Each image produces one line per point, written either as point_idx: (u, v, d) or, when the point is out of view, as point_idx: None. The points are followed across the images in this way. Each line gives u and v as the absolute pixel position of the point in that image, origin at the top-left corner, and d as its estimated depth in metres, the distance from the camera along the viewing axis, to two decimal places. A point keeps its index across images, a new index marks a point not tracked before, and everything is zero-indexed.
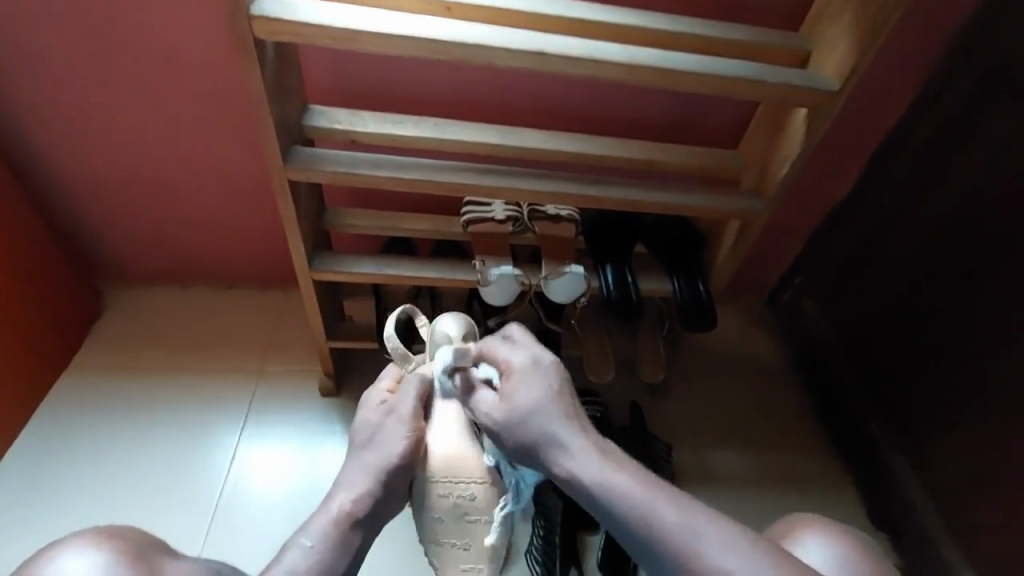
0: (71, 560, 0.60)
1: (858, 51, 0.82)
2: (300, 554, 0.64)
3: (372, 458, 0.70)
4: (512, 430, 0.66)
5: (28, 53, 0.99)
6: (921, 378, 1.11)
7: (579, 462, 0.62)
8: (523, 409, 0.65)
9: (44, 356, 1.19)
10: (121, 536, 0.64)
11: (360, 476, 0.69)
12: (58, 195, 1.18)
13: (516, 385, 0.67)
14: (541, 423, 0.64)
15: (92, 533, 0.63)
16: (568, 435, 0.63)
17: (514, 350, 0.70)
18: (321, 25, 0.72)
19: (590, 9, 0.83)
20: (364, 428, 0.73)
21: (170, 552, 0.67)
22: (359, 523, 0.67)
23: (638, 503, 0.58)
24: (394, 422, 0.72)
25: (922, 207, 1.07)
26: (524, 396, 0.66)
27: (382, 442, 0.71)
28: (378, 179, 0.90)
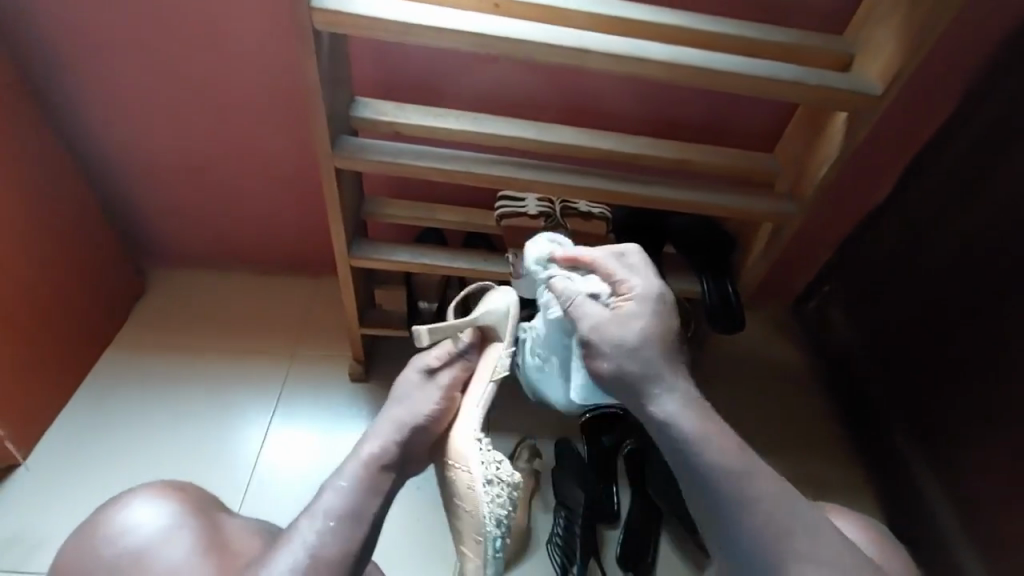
0: (141, 507, 0.75)
1: (903, 55, 0.82)
2: (335, 495, 0.69)
3: (401, 411, 0.76)
4: (616, 353, 0.69)
5: (94, 40, 1.04)
6: (953, 391, 1.09)
7: (672, 412, 0.69)
8: (631, 335, 0.70)
9: (91, 329, 1.25)
10: (182, 490, 0.79)
11: (389, 425, 0.75)
12: (112, 177, 1.24)
13: (632, 307, 0.71)
14: (649, 353, 0.69)
15: (159, 485, 0.79)
16: (671, 374, 0.70)
17: (635, 271, 0.73)
18: (376, 19, 0.75)
19: (634, 8, 0.85)
20: (403, 385, 0.78)
21: (225, 509, 0.80)
22: (386, 467, 0.72)
23: (727, 458, 0.67)
24: (428, 385, 0.78)
25: (959, 216, 1.06)
26: (636, 325, 0.70)
27: (415, 399, 0.76)
28: (419, 169, 0.93)
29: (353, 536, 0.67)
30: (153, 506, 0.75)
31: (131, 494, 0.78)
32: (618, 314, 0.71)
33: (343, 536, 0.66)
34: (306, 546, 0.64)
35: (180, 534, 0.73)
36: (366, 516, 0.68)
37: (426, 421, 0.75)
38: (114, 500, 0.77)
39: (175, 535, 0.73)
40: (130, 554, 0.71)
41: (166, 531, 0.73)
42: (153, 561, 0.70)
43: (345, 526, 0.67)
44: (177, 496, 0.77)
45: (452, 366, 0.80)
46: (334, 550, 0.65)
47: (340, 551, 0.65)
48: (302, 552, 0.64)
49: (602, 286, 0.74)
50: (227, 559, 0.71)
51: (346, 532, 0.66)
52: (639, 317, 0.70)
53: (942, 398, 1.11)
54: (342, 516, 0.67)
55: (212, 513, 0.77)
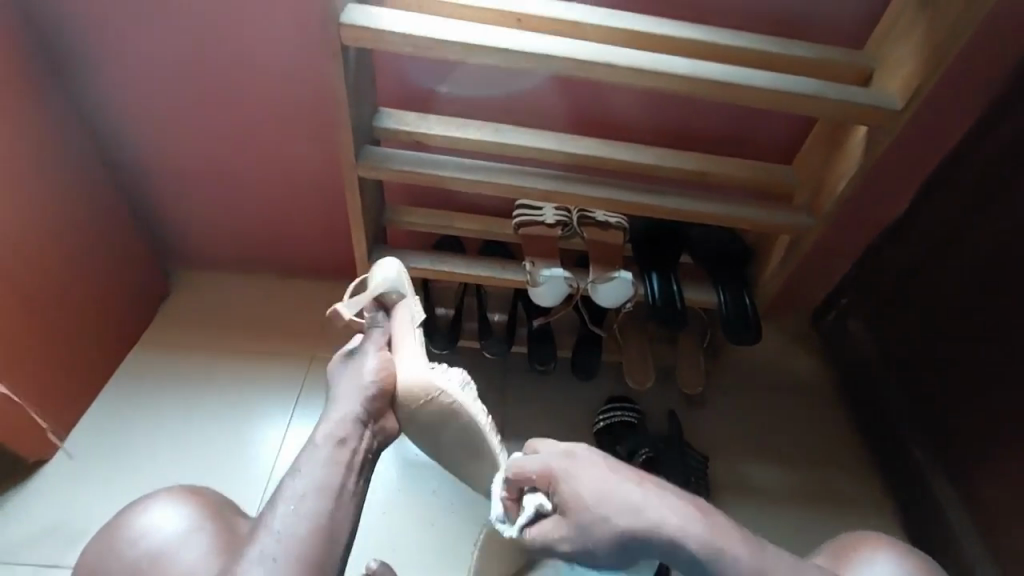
0: (161, 511, 0.78)
1: (924, 71, 0.82)
2: (299, 479, 0.71)
3: (348, 385, 0.79)
4: (595, 527, 0.62)
5: (131, 51, 1.08)
6: (973, 407, 1.07)
7: (681, 526, 0.61)
8: (588, 504, 0.63)
9: (119, 330, 1.28)
10: (200, 493, 0.81)
11: (341, 401, 0.78)
12: (142, 182, 1.27)
13: (574, 475, 0.65)
14: (614, 496, 0.63)
15: (178, 490, 0.81)
16: (650, 501, 0.63)
17: (547, 454, 0.69)
18: (402, 34, 0.78)
19: (654, 23, 0.86)
20: (340, 367, 0.82)
21: (241, 514, 0.81)
22: (344, 440, 0.74)
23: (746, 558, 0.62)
24: (361, 355, 0.82)
25: (980, 230, 1.05)
26: (586, 483, 0.64)
27: (356, 371, 0.80)
28: (440, 179, 0.95)
29: (321, 512, 0.68)
30: (171, 509, 0.78)
31: (153, 498, 0.80)
32: (572, 500, 0.64)
33: (310, 514, 0.68)
34: (275, 534, 0.66)
35: (196, 536, 0.74)
36: (333, 487, 0.71)
37: (372, 383, 0.78)
38: (133, 506, 0.80)
39: (191, 537, 0.74)
40: (149, 556, 0.74)
41: (183, 534, 0.75)
42: (171, 563, 0.72)
43: (312, 503, 0.69)
44: (194, 500, 0.79)
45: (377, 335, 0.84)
46: (304, 527, 0.67)
47: (313, 523, 0.67)
48: (271, 542, 0.66)
49: (540, 496, 0.68)
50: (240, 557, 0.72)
51: (313, 510, 0.68)
52: (580, 475, 0.65)
53: (960, 413, 1.10)
54: (309, 496, 0.69)
55: (228, 516, 0.79)
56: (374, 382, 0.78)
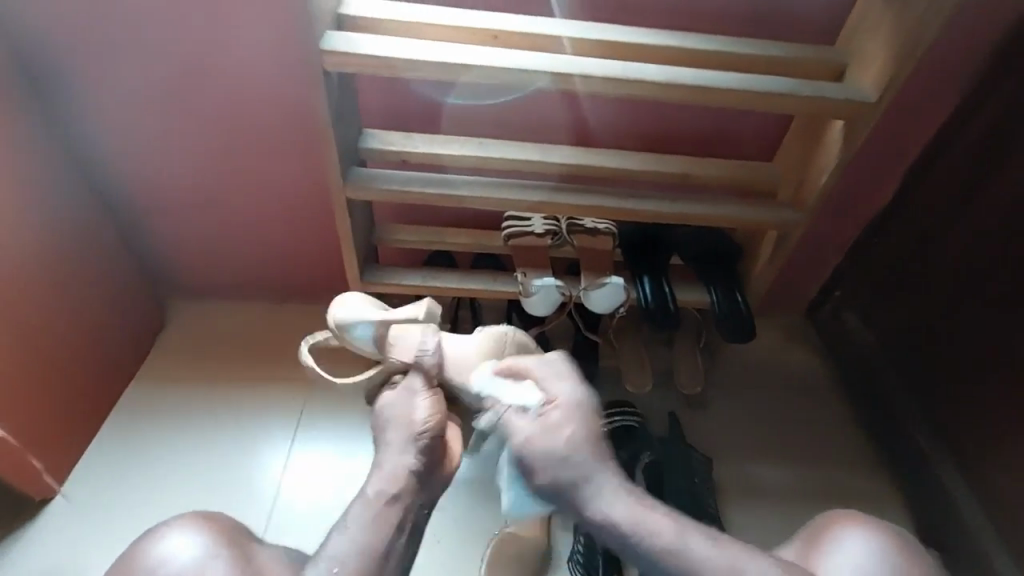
0: (177, 537, 0.77)
1: (895, 64, 0.84)
2: (344, 535, 0.76)
3: (399, 436, 0.83)
4: (549, 463, 0.77)
5: (118, 89, 1.10)
6: (972, 392, 1.08)
7: (612, 509, 0.76)
8: (559, 444, 0.77)
9: (117, 364, 1.29)
10: (215, 519, 0.80)
11: (394, 454, 0.82)
12: (134, 216, 1.29)
13: (558, 420, 0.79)
14: (577, 455, 0.77)
15: (192, 516, 0.80)
16: (600, 472, 0.78)
17: (552, 386, 0.82)
18: (381, 57, 0.79)
19: (628, 32, 0.88)
20: (392, 410, 0.86)
21: (256, 539, 0.81)
22: (394, 499, 0.79)
23: (667, 538, 0.73)
24: (410, 398, 0.86)
25: (966, 215, 1.06)
26: (565, 432, 0.78)
27: (403, 419, 0.84)
28: (427, 196, 0.96)
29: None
30: (188, 536, 0.77)
31: (168, 525, 0.79)
32: (547, 428, 0.78)
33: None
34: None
35: (215, 566, 0.74)
36: (378, 548, 0.75)
37: (421, 432, 0.83)
38: (149, 533, 0.78)
39: (210, 566, 0.74)
40: None
41: (202, 562, 0.75)
42: None
43: (354, 564, 0.74)
44: (211, 527, 0.78)
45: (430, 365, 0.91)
46: None
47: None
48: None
49: (531, 397, 0.81)
50: None
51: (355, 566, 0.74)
52: (564, 425, 0.79)
53: (960, 399, 1.10)
54: (354, 554, 0.74)
55: (245, 542, 0.79)
56: (423, 430, 0.83)
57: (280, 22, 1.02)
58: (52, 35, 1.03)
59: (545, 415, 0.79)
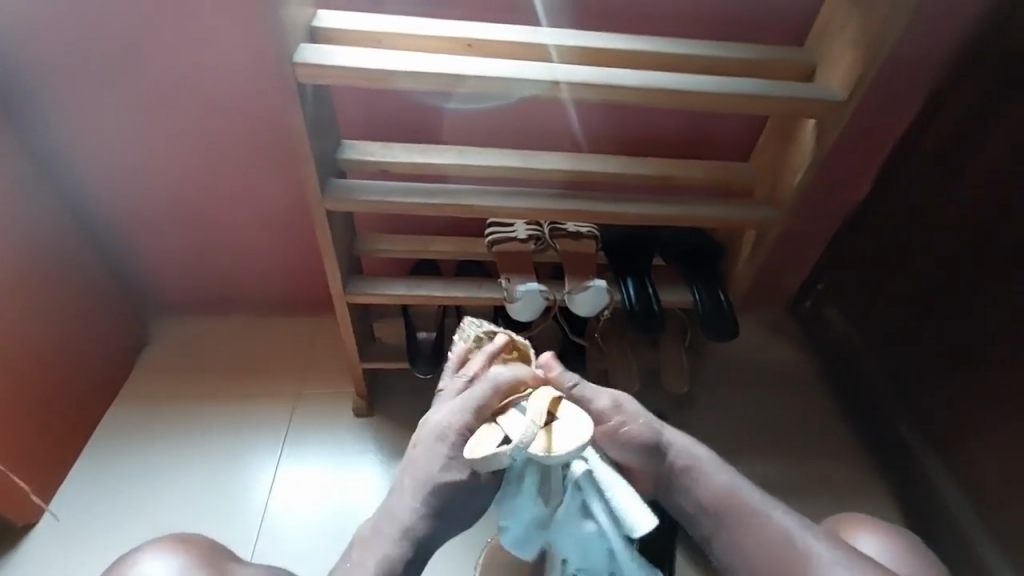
0: (150, 561, 0.75)
1: (862, 64, 0.86)
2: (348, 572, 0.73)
3: (417, 479, 0.76)
4: (622, 443, 0.76)
5: (89, 106, 1.08)
6: (952, 381, 1.10)
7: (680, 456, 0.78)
8: (619, 425, 0.76)
9: (97, 385, 1.26)
10: (190, 541, 0.79)
11: (410, 497, 0.76)
12: (111, 234, 1.26)
13: (613, 410, 0.77)
14: (638, 424, 0.76)
15: (166, 539, 0.78)
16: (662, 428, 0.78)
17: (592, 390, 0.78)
18: (357, 68, 0.79)
19: (602, 38, 0.89)
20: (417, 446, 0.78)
21: (235, 558, 0.80)
22: (404, 546, 0.74)
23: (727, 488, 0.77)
24: (433, 449, 0.75)
25: (939, 209, 1.09)
26: (620, 414, 0.77)
27: (422, 471, 0.75)
28: (407, 205, 0.96)
29: None
30: (162, 559, 0.75)
31: (142, 550, 0.77)
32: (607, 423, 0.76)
33: None
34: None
35: None
36: None
37: (437, 491, 0.74)
38: (124, 558, 0.76)
39: None
40: None
41: None
42: None
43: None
44: (187, 548, 0.77)
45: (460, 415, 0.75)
46: None
47: None
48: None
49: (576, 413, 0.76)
50: None
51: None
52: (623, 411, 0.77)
53: (940, 389, 1.12)
54: None
55: (222, 561, 0.77)
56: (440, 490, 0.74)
57: (255, 35, 1.02)
58: (22, 52, 1.02)
59: (622, 423, 0.76)
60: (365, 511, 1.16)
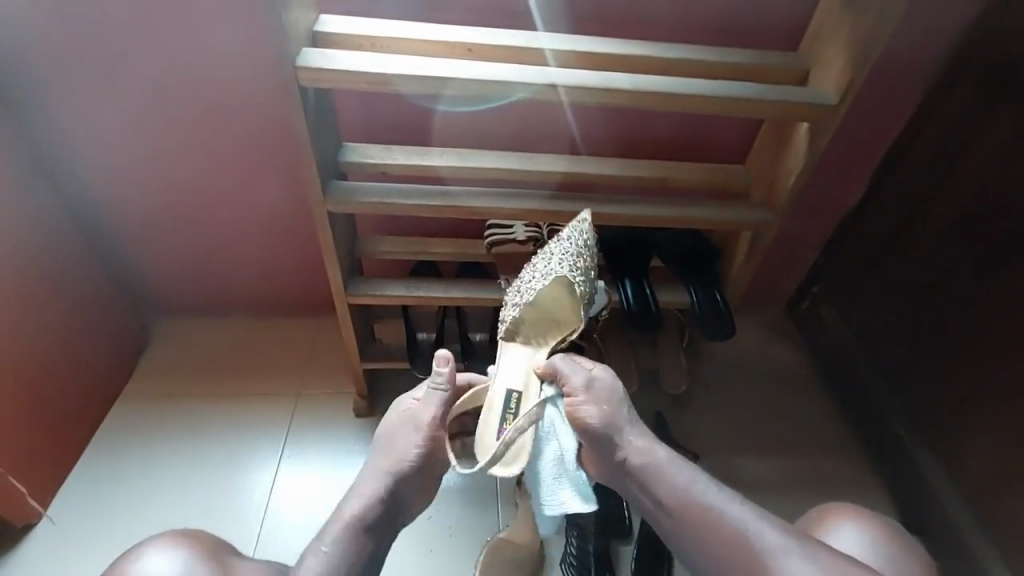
0: (154, 556, 0.75)
1: (853, 67, 0.88)
2: (318, 557, 0.75)
3: (386, 460, 0.83)
4: (585, 428, 0.77)
5: (94, 109, 1.10)
6: (946, 381, 1.11)
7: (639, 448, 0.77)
8: (583, 412, 0.77)
9: (99, 386, 1.27)
10: (193, 536, 0.79)
11: (376, 477, 0.82)
12: (113, 236, 1.27)
13: (582, 396, 0.78)
14: (601, 413, 0.77)
15: (170, 535, 0.78)
16: (626, 422, 0.78)
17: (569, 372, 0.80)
18: (358, 73, 0.81)
19: (599, 42, 0.91)
20: (387, 432, 0.86)
21: (237, 554, 0.80)
22: (370, 524, 0.79)
23: (688, 485, 0.75)
24: (404, 429, 0.85)
25: (932, 211, 1.10)
26: (588, 402, 0.77)
27: (394, 449, 0.84)
28: (407, 207, 0.97)
29: None
30: (166, 554, 0.75)
31: (145, 546, 0.77)
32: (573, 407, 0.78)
33: None
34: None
35: None
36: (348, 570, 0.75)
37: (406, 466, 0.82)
38: (126, 554, 0.77)
39: None
40: None
41: None
42: None
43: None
44: (190, 543, 0.77)
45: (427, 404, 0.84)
46: None
47: None
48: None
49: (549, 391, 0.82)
50: None
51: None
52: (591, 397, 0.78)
53: (935, 389, 1.13)
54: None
55: (225, 557, 0.78)
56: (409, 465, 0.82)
57: (257, 40, 1.03)
58: (27, 56, 1.03)
59: (581, 401, 0.77)
60: None
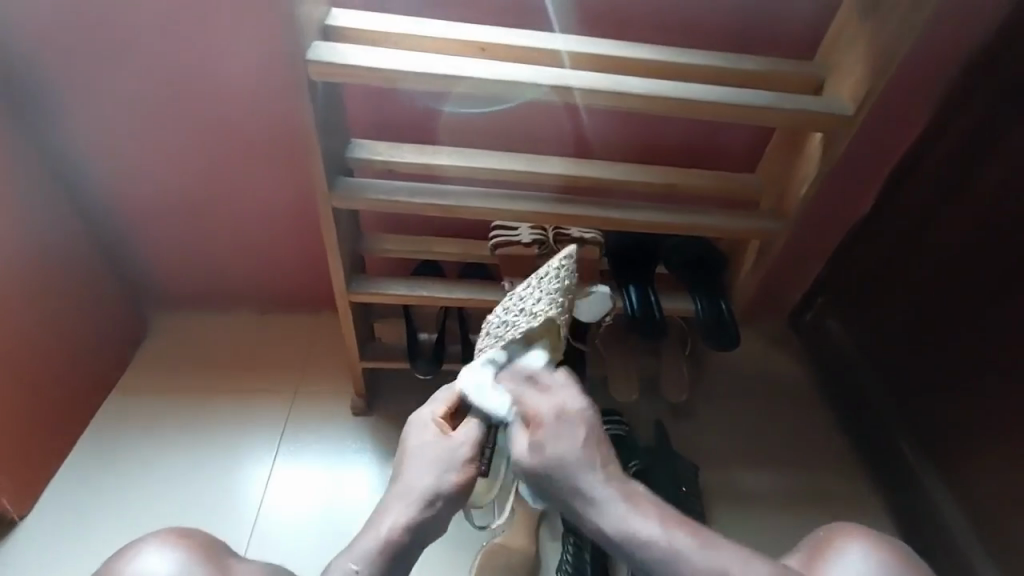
0: (152, 555, 0.74)
1: (870, 79, 0.87)
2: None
3: (424, 481, 0.74)
4: (544, 477, 0.71)
5: (99, 97, 1.08)
6: (951, 398, 1.10)
7: (604, 512, 0.69)
8: (547, 461, 0.71)
9: (94, 377, 1.25)
10: (191, 535, 0.78)
11: (413, 498, 0.73)
12: (115, 225, 1.26)
13: (542, 437, 0.72)
14: (561, 469, 0.70)
15: (168, 533, 0.77)
16: (591, 481, 0.70)
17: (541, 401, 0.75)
18: (369, 68, 0.80)
19: (613, 45, 0.90)
20: (422, 450, 0.77)
21: (234, 555, 0.79)
22: (403, 547, 0.71)
23: (656, 551, 0.66)
24: (446, 451, 0.76)
25: (940, 228, 1.10)
26: (550, 451, 0.71)
27: (437, 472, 0.75)
28: (414, 206, 0.96)
29: None
30: (163, 553, 0.74)
31: (140, 542, 0.76)
32: (535, 446, 0.72)
33: None
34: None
35: None
36: None
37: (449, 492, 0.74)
38: (121, 551, 0.75)
39: None
40: None
41: None
42: None
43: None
44: (186, 543, 0.76)
45: (470, 430, 0.78)
46: None
47: None
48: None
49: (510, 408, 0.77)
50: None
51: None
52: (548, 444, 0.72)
53: (938, 406, 1.12)
54: None
55: (222, 558, 0.77)
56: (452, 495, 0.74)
57: (266, 32, 1.02)
58: (33, 41, 1.02)
59: (539, 442, 0.72)
60: (359, 511, 1.16)
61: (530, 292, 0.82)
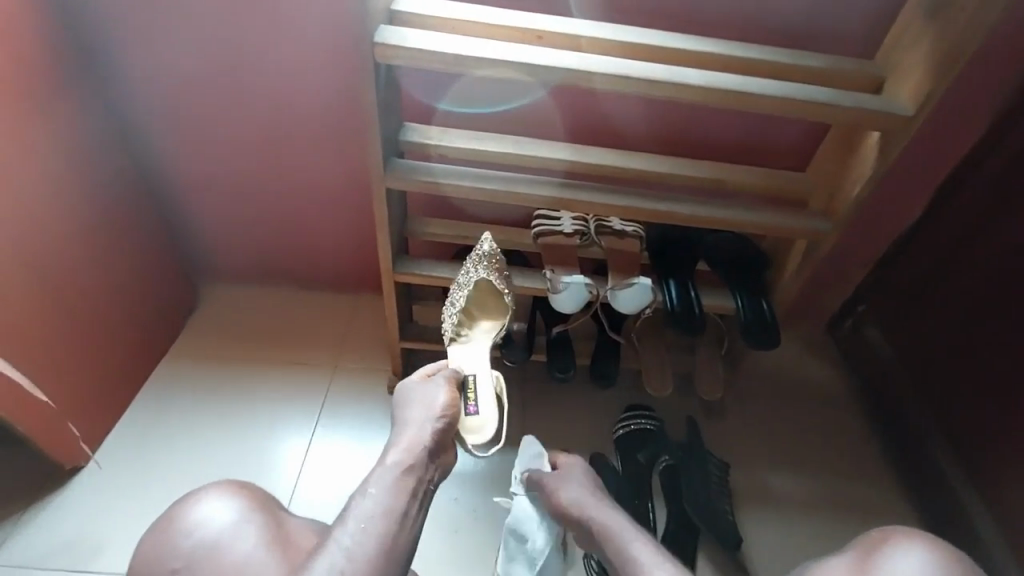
0: (213, 503, 0.78)
1: (934, 79, 0.85)
2: (368, 502, 0.73)
3: (419, 412, 0.83)
4: (566, 494, 0.90)
5: (169, 75, 1.14)
6: (994, 413, 1.06)
7: (607, 518, 0.84)
8: (570, 487, 0.91)
9: (149, 340, 1.32)
10: (248, 488, 0.82)
11: (410, 429, 0.81)
12: (174, 199, 1.32)
13: (572, 472, 0.94)
14: (583, 489, 0.90)
15: (227, 484, 0.81)
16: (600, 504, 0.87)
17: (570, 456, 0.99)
18: (431, 53, 0.82)
19: (669, 37, 0.90)
20: (409, 393, 0.87)
21: (285, 510, 0.83)
22: (412, 468, 0.78)
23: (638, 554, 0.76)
24: (432, 385, 0.87)
25: (994, 236, 1.06)
26: (574, 480, 0.92)
27: (426, 404, 0.84)
28: (462, 189, 0.98)
29: (383, 539, 0.71)
30: (222, 502, 0.78)
31: (201, 492, 0.81)
32: (563, 477, 0.93)
33: (372, 544, 0.70)
34: (343, 550, 0.69)
35: (250, 529, 0.76)
36: (396, 513, 0.73)
37: (439, 416, 0.83)
38: (185, 497, 0.80)
39: (245, 529, 0.75)
40: (204, 546, 0.74)
41: (236, 526, 0.76)
42: (224, 554, 0.73)
43: (378, 527, 0.71)
44: (243, 494, 0.80)
45: (446, 370, 0.91)
46: (365, 558, 0.68)
47: (376, 549, 0.70)
48: (339, 557, 0.68)
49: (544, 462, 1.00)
50: (290, 553, 0.74)
51: (381, 533, 0.71)
52: (576, 478, 0.93)
53: (981, 421, 1.09)
54: (375, 521, 0.72)
55: (275, 511, 0.81)
56: (444, 417, 0.83)
57: (329, 17, 1.06)
58: (113, 18, 1.08)
59: (571, 470, 0.94)
60: None
61: (468, 271, 1.04)
